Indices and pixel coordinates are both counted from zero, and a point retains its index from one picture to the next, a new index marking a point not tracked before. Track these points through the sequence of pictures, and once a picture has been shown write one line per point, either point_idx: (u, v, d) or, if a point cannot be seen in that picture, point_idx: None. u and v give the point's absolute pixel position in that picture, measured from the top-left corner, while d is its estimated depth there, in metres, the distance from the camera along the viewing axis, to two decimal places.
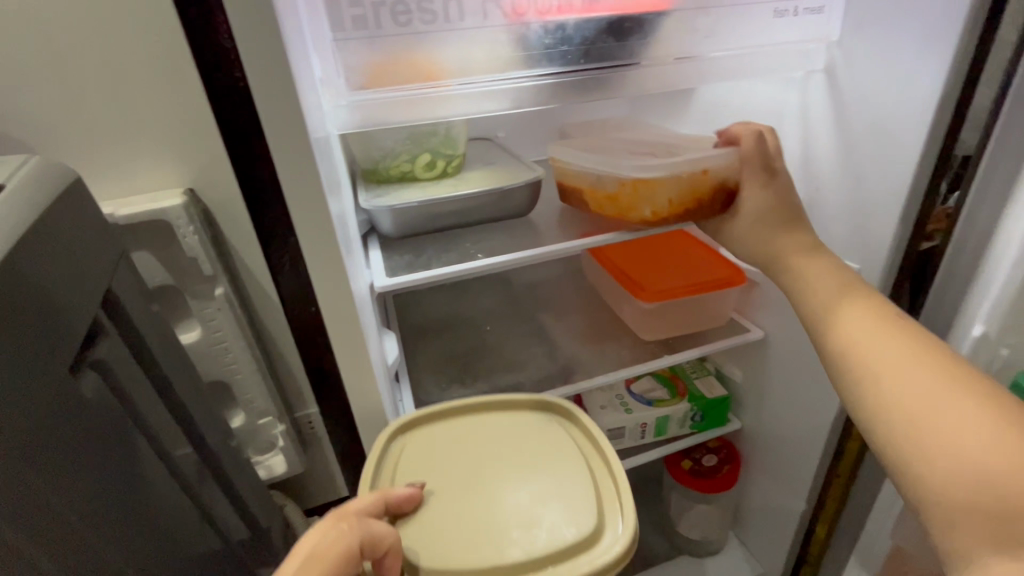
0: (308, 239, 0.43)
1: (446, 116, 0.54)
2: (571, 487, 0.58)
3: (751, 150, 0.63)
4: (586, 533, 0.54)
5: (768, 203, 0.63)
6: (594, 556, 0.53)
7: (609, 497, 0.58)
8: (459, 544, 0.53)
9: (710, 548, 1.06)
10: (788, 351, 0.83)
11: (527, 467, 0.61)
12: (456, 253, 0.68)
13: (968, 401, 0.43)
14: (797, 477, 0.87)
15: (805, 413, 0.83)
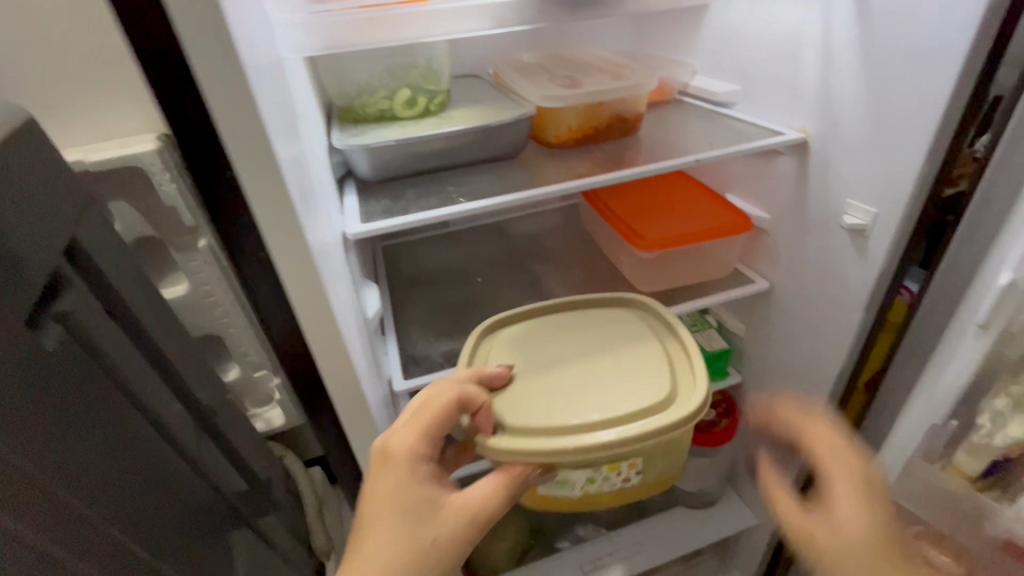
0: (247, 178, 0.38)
1: (430, 33, 0.48)
2: (652, 373, 0.58)
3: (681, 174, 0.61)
4: (664, 398, 0.55)
5: None
6: (674, 417, 0.53)
7: (685, 374, 0.58)
8: (540, 410, 0.54)
9: (704, 500, 1.04)
10: (795, 303, 0.78)
11: (609, 351, 0.61)
12: (436, 197, 0.63)
13: (865, 558, 0.53)
14: (797, 432, 0.85)
15: (809, 365, 0.79)
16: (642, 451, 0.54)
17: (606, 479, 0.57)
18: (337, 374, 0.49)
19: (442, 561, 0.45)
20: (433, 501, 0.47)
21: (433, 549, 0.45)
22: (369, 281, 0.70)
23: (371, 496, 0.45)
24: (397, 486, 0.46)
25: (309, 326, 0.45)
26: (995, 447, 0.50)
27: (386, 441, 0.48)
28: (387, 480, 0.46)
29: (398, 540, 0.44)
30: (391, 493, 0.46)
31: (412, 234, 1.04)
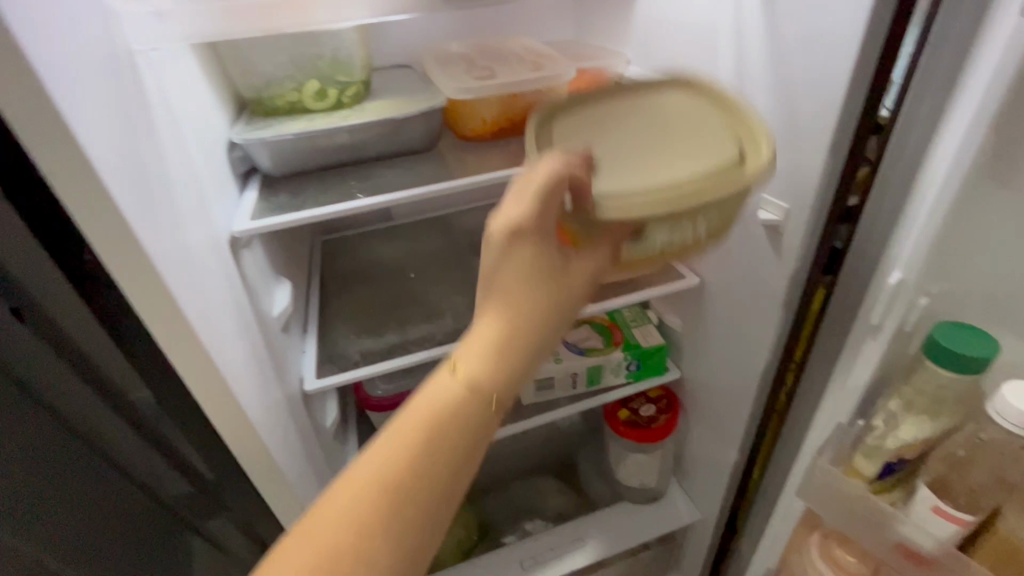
0: (60, 180, 0.36)
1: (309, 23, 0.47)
2: (705, 140, 0.50)
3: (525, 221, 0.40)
4: (739, 147, 0.49)
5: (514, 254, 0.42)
6: (753, 161, 0.47)
7: (748, 137, 0.50)
8: (670, 133, 0.51)
9: (648, 495, 1.05)
10: (722, 299, 0.76)
11: (682, 147, 0.50)
12: (336, 193, 0.61)
13: None
14: (730, 429, 0.84)
15: (736, 361, 0.77)
16: (716, 202, 0.46)
17: (679, 233, 0.48)
18: (210, 379, 0.48)
19: (460, 488, 0.37)
20: (513, 394, 0.39)
21: (473, 464, 0.38)
22: (281, 278, 0.69)
23: (441, 401, 0.37)
24: (491, 386, 0.38)
25: (167, 333, 0.44)
26: (886, 449, 0.49)
27: (509, 205, 0.39)
28: (478, 354, 0.38)
29: (466, 438, 0.37)
30: (457, 397, 0.37)
31: (354, 227, 1.02)
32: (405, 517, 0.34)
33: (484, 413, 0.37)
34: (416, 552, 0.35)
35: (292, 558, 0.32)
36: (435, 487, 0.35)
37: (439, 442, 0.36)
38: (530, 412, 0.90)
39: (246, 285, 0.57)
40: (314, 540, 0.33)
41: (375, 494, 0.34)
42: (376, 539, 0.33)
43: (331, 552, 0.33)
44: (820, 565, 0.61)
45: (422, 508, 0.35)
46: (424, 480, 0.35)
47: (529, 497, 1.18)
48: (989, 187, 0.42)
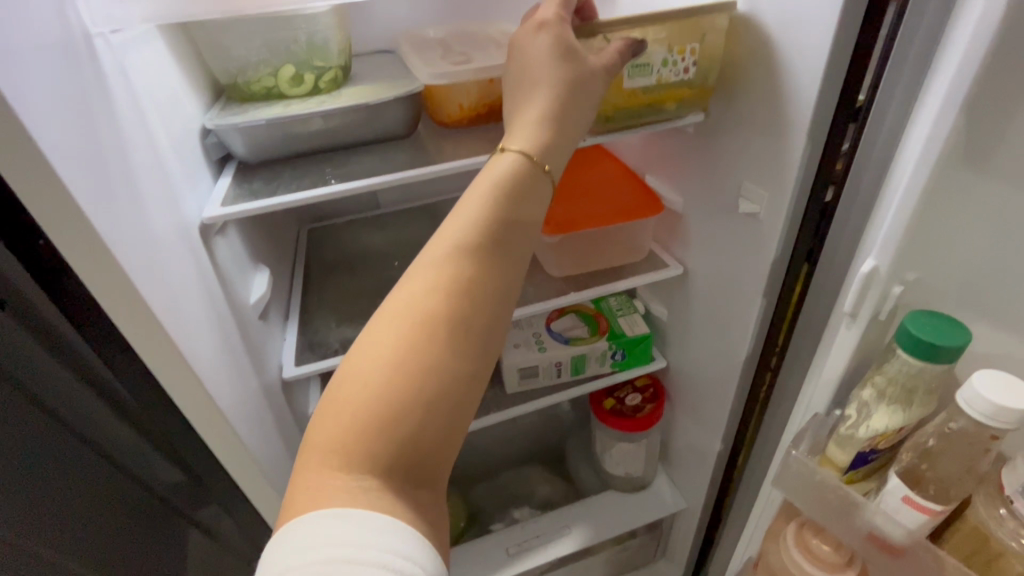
0: (8, 165, 0.35)
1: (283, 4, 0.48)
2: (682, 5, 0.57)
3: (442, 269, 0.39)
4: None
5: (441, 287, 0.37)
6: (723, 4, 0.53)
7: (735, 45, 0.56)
8: (678, 4, 0.54)
9: (635, 483, 1.05)
10: (705, 287, 0.75)
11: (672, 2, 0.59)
12: (310, 180, 0.61)
13: None
14: (713, 419, 0.84)
15: (719, 350, 0.77)
16: (705, 27, 0.54)
17: (675, 67, 0.55)
18: (178, 366, 0.48)
19: (484, 332, 0.37)
20: (514, 248, 0.40)
21: (490, 311, 0.38)
22: (259, 265, 0.69)
23: (437, 265, 0.37)
24: (484, 237, 0.39)
25: (132, 323, 0.44)
26: (859, 438, 0.49)
27: (526, 56, 0.49)
28: (467, 218, 0.39)
29: (512, 189, 0.42)
30: (451, 257, 0.37)
31: (340, 215, 1.01)
32: (431, 365, 0.34)
33: (532, 175, 0.43)
34: (450, 400, 0.34)
35: (326, 432, 0.32)
36: (454, 331, 0.35)
37: (446, 293, 0.36)
38: (515, 401, 0.90)
39: (219, 273, 0.57)
40: (343, 410, 0.32)
41: (394, 348, 0.33)
42: (406, 392, 0.32)
43: (360, 410, 0.32)
44: (796, 553, 0.61)
45: (446, 354, 0.34)
46: (440, 329, 0.35)
47: (517, 485, 1.18)
48: (963, 173, 0.41)
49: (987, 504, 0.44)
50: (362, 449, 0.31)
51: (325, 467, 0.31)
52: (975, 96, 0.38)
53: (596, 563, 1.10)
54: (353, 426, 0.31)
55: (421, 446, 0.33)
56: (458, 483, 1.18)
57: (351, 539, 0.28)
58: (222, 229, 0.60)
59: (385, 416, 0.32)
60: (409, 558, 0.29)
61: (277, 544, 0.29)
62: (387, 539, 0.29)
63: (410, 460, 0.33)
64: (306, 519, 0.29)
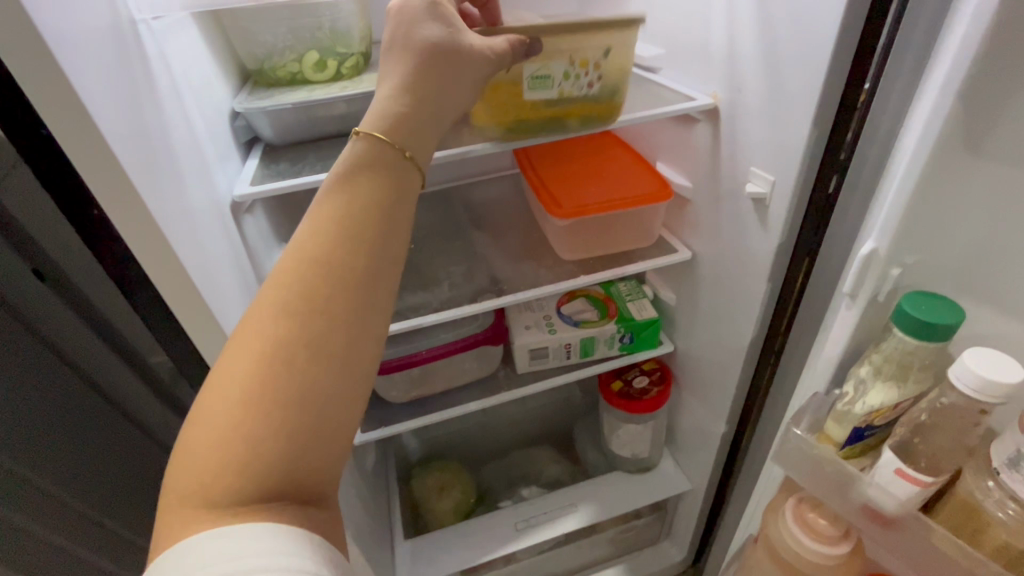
0: (69, 142, 0.38)
1: None
2: None
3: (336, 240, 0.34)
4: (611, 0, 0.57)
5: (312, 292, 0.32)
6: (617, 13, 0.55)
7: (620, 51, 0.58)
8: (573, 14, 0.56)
9: (641, 464, 1.08)
10: (713, 272, 0.77)
11: None
12: (334, 161, 0.64)
13: None
14: (718, 400, 0.86)
15: (725, 333, 0.79)
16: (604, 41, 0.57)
17: (576, 79, 0.58)
18: (213, 334, 0.51)
19: (350, 344, 0.32)
20: (384, 242, 0.35)
21: (356, 319, 0.33)
22: (282, 243, 0.72)
23: (278, 280, 0.32)
24: (338, 239, 0.34)
25: (174, 292, 0.47)
26: (855, 414, 0.51)
27: (400, 36, 0.43)
28: (320, 218, 0.34)
29: (374, 183, 0.37)
30: (299, 268, 0.32)
31: None
32: (279, 396, 0.29)
33: (394, 162, 0.38)
34: (320, 418, 0.30)
35: (183, 478, 0.29)
36: (306, 354, 0.31)
37: (295, 311, 0.31)
38: (525, 381, 0.93)
39: (248, 249, 0.60)
40: (193, 456, 0.29)
41: (244, 378, 0.29)
42: (257, 428, 0.29)
43: (211, 455, 0.29)
44: (794, 526, 0.64)
45: (300, 381, 0.30)
46: (297, 350, 0.30)
47: (526, 465, 1.22)
48: (963, 158, 0.42)
49: (976, 477, 0.46)
50: (222, 492, 0.28)
51: (187, 512, 0.28)
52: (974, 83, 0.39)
53: (601, 540, 1.14)
54: (207, 469, 0.28)
55: (300, 476, 0.30)
56: (468, 462, 1.22)
57: (223, 550, 0.27)
58: (249, 208, 0.64)
59: (240, 455, 0.29)
60: (288, 552, 0.28)
61: (150, 570, 0.28)
62: (258, 541, 0.27)
63: (289, 491, 0.30)
64: (177, 548, 0.27)
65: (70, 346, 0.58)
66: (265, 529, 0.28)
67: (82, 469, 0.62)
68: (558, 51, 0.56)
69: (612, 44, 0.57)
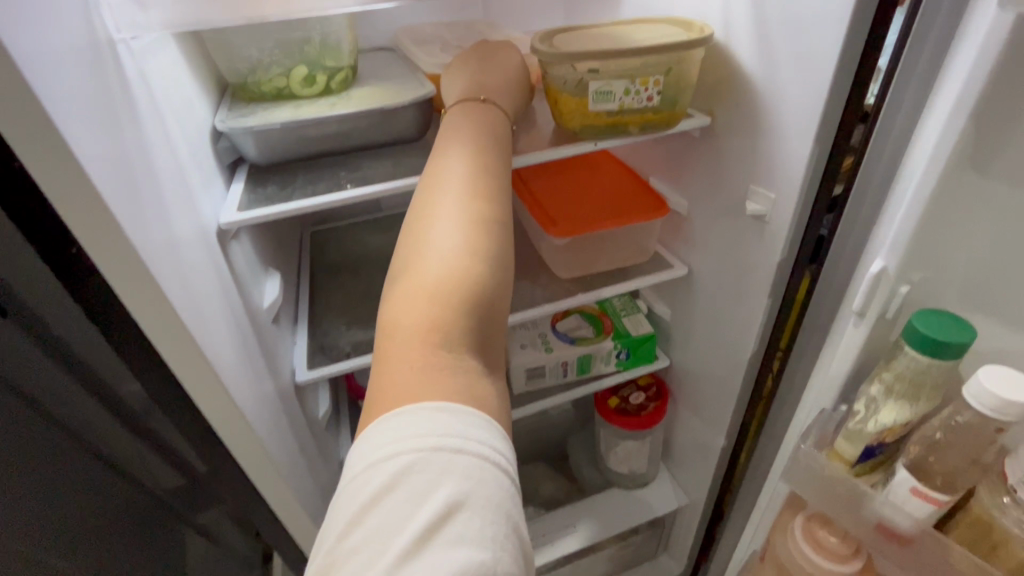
0: (46, 176, 0.35)
1: (304, 12, 0.48)
2: (662, 33, 0.59)
3: (488, 159, 0.45)
4: (693, 29, 0.58)
5: (480, 184, 0.42)
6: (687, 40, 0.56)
7: (688, 65, 0.58)
8: (657, 37, 0.58)
9: (638, 480, 1.07)
10: (709, 287, 0.77)
11: (640, 27, 0.61)
12: (325, 183, 0.61)
13: None
14: (717, 414, 0.86)
15: (723, 347, 0.79)
16: (669, 60, 0.57)
17: (636, 96, 0.59)
18: (200, 371, 0.48)
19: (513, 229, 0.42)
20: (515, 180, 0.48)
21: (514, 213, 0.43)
22: (268, 267, 0.69)
23: (461, 179, 0.42)
24: (493, 159, 0.45)
25: (159, 329, 0.44)
26: (867, 433, 0.51)
27: (499, 52, 0.60)
28: (474, 144, 0.46)
29: (500, 128, 0.50)
30: (482, 175, 0.42)
31: (343, 217, 1.01)
32: (489, 245, 0.38)
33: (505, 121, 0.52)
34: (504, 274, 0.38)
35: (410, 314, 0.34)
36: (499, 222, 0.40)
37: (479, 194, 0.41)
38: (522, 401, 0.91)
39: (236, 279, 0.57)
40: (425, 292, 0.35)
41: (455, 233, 0.37)
42: (479, 269, 0.36)
43: (443, 288, 0.35)
44: (803, 544, 0.63)
45: (495, 237, 0.39)
46: (489, 219, 0.39)
47: (520, 484, 1.20)
48: (968, 176, 0.43)
49: (991, 494, 0.46)
50: (456, 329, 0.34)
51: (422, 337, 0.33)
52: (980, 103, 0.40)
53: (600, 560, 1.12)
54: (446, 301, 0.34)
55: (492, 321, 0.37)
56: None
57: (451, 425, 0.30)
58: (235, 234, 0.60)
59: (477, 295, 0.35)
60: (495, 448, 0.31)
61: (379, 422, 0.31)
62: (474, 428, 0.31)
63: (485, 331, 0.36)
64: (414, 407, 0.31)
65: (50, 394, 0.52)
66: (478, 420, 0.31)
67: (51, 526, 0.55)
68: (621, 70, 0.57)
69: (674, 64, 0.58)
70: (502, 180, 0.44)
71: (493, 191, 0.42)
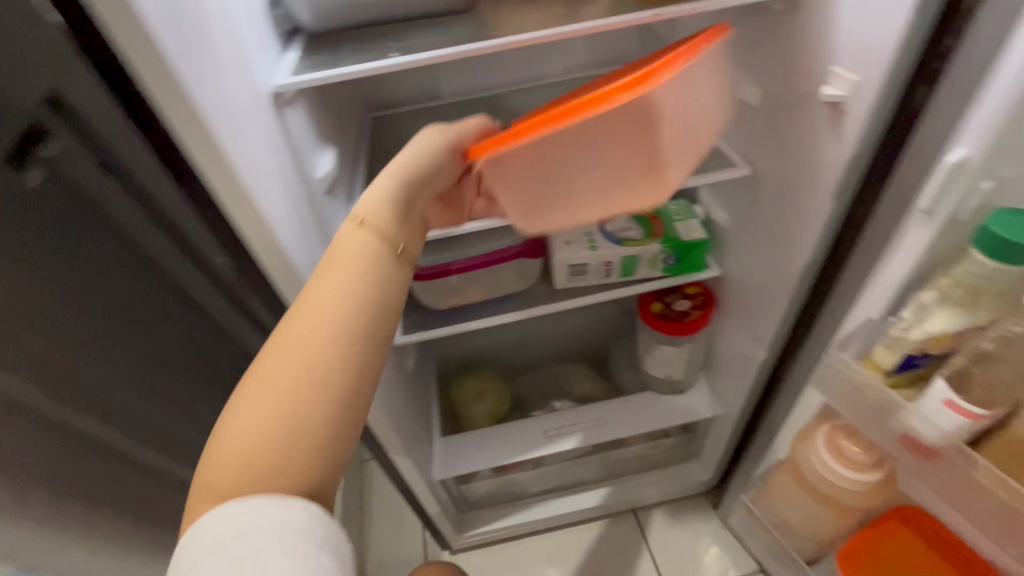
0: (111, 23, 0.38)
1: None
2: None
3: (337, 290, 0.40)
4: None
5: (310, 327, 0.38)
6: None
7: None
8: None
9: (674, 387, 1.08)
10: (771, 189, 0.72)
11: None
12: (373, 53, 0.61)
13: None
14: (765, 328, 0.83)
15: (778, 256, 0.74)
16: None
17: None
18: (251, 217, 0.52)
19: (361, 383, 0.39)
20: (395, 297, 0.43)
21: (370, 359, 0.40)
22: (325, 141, 0.72)
23: (296, 324, 0.39)
24: (341, 293, 0.40)
25: (211, 168, 0.48)
26: (910, 340, 0.47)
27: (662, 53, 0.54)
28: (325, 273, 0.41)
29: (364, 253, 0.43)
30: (308, 313, 0.39)
31: (402, 104, 1.01)
32: (300, 414, 0.36)
33: (386, 253, 0.44)
34: (313, 434, 0.37)
35: (213, 476, 0.35)
36: (325, 377, 0.37)
37: (312, 343, 0.38)
38: (563, 296, 0.93)
39: (291, 145, 0.61)
40: (232, 457, 0.35)
41: (279, 391, 0.36)
42: (283, 437, 0.36)
43: (251, 449, 0.35)
44: (824, 451, 0.64)
45: (314, 399, 0.37)
46: (313, 380, 0.37)
47: (560, 380, 1.26)
48: None
49: None
50: (240, 483, 0.35)
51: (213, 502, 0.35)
52: None
53: (628, 454, 1.19)
54: (248, 467, 0.35)
55: (296, 479, 0.36)
56: (505, 374, 1.28)
57: (265, 522, 0.33)
58: (291, 102, 0.63)
59: (280, 442, 0.36)
60: (303, 530, 0.34)
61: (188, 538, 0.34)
62: (281, 507, 0.34)
63: (284, 486, 0.35)
64: (210, 532, 0.33)
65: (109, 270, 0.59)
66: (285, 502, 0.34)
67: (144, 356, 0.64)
68: None
69: None
70: (350, 305, 0.40)
71: (328, 333, 0.38)
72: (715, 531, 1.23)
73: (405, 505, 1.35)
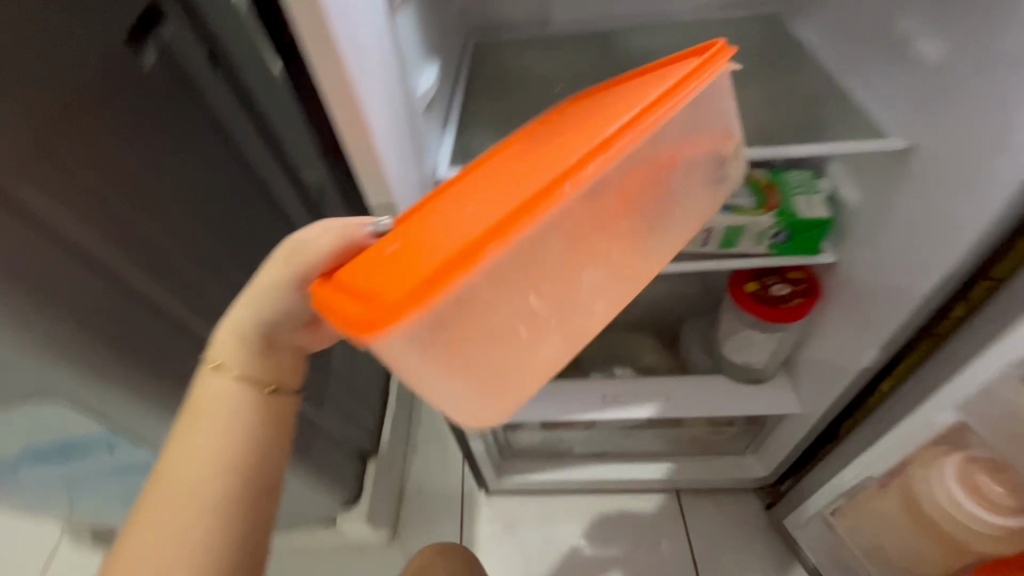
0: None
1: None
2: None
3: (219, 450, 0.45)
4: None
5: (188, 482, 0.43)
6: None
7: None
8: None
9: (750, 376, 1.01)
10: (935, 169, 0.62)
11: None
12: None
13: None
14: (886, 325, 0.74)
15: (923, 247, 0.66)
16: None
17: None
18: (352, 118, 0.49)
19: (236, 523, 0.44)
20: (278, 452, 0.49)
21: (254, 504, 0.46)
22: (429, 55, 0.67)
23: (159, 482, 0.43)
24: (216, 446, 0.45)
25: (318, 59, 0.45)
26: None
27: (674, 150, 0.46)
28: (196, 425, 0.46)
29: (237, 407, 0.47)
30: (178, 466, 0.44)
31: (506, 28, 0.93)
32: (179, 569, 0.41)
33: (270, 407, 0.50)
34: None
35: None
36: (201, 513, 0.43)
37: (180, 498, 0.43)
38: None
39: (399, 51, 0.56)
40: None
41: (146, 549, 0.41)
42: None
43: None
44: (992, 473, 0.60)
45: (192, 548, 0.42)
46: (191, 534, 0.42)
47: (623, 347, 1.21)
48: None
49: None
50: None
51: None
52: None
53: (685, 436, 1.15)
54: None
55: None
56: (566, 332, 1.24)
57: None
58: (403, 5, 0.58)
59: None
60: None
61: None
62: None
63: None
64: None
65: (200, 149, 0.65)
66: None
67: (222, 248, 0.69)
68: None
69: None
70: (226, 464, 0.45)
71: (195, 493, 0.43)
72: (759, 530, 1.19)
73: (451, 439, 1.39)
